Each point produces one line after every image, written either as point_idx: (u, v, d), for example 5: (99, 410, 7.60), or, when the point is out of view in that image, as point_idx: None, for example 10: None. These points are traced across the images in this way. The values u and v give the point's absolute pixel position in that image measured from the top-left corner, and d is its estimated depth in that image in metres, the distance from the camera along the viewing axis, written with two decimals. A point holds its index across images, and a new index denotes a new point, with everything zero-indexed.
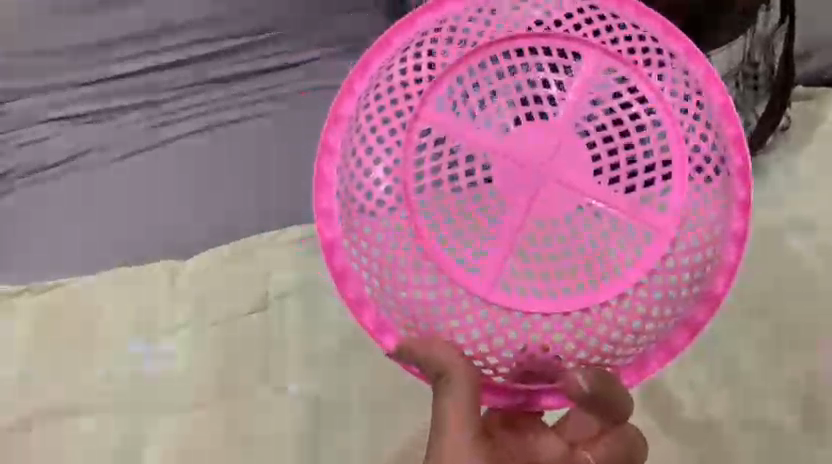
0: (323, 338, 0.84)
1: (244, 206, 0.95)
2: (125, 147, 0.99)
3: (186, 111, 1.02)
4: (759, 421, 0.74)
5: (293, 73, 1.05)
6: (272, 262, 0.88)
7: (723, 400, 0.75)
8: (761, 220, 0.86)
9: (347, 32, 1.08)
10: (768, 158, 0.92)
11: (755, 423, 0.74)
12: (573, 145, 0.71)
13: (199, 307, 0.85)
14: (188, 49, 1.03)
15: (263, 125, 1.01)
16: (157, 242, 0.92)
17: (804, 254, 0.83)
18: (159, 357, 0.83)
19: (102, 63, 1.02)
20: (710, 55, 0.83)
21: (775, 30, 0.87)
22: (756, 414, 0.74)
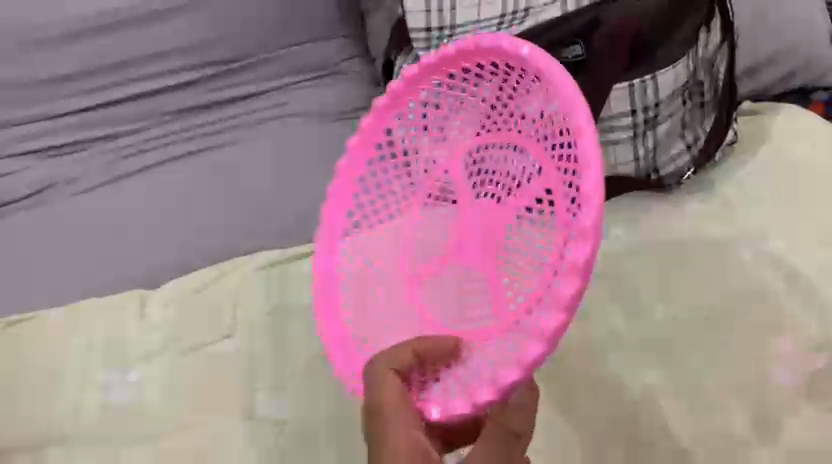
0: (291, 363, 0.85)
1: (213, 233, 0.98)
2: (99, 178, 1.03)
3: (162, 140, 1.06)
4: (716, 430, 0.76)
5: (264, 101, 1.09)
6: (241, 286, 0.90)
7: (667, 404, 0.78)
8: (713, 231, 0.89)
9: (315, 59, 1.11)
10: (717, 172, 0.95)
11: (714, 432, 0.76)
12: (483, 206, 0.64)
13: (170, 333, 0.86)
14: (163, 77, 1.07)
15: (232, 152, 1.04)
16: (129, 269, 0.95)
17: (757, 263, 0.85)
18: (129, 386, 0.83)
19: (80, 94, 1.06)
20: (654, 75, 0.87)
21: (717, 51, 0.92)
22: (716, 422, 0.76)
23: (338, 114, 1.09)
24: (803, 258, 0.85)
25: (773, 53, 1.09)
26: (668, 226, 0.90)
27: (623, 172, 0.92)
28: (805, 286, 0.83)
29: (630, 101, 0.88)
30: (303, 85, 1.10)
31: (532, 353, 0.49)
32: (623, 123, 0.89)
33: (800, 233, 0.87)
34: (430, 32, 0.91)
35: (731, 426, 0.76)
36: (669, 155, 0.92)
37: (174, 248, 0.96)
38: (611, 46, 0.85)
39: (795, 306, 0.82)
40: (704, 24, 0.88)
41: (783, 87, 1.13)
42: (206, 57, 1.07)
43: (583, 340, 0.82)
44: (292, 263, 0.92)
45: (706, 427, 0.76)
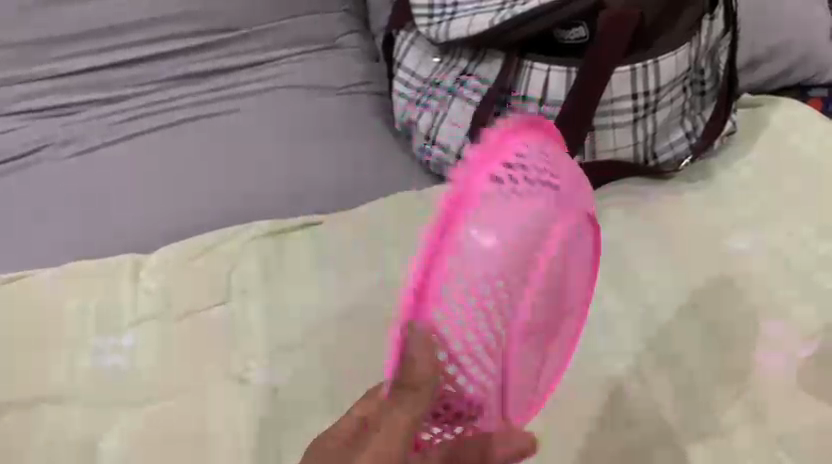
0: (287, 334, 0.84)
1: (211, 203, 0.99)
2: (91, 142, 1.05)
3: (152, 108, 1.09)
4: (701, 417, 0.73)
5: (259, 71, 1.14)
6: (237, 256, 0.90)
7: (651, 381, 0.76)
8: (709, 217, 0.90)
9: (307, 34, 1.17)
10: (715, 161, 0.96)
11: (704, 419, 0.73)
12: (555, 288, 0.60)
13: (166, 296, 0.87)
14: (160, 44, 1.12)
15: (233, 122, 1.08)
16: (129, 235, 0.95)
17: (751, 249, 0.86)
18: (123, 351, 0.83)
19: (73, 56, 1.09)
20: (656, 60, 0.85)
21: (720, 39, 0.91)
22: (707, 406, 0.74)
23: (337, 88, 1.14)
24: (799, 244, 0.86)
25: (769, 48, 1.13)
26: (667, 213, 0.90)
27: (622, 156, 0.91)
28: (801, 270, 0.83)
29: (631, 86, 0.86)
30: (296, 58, 1.16)
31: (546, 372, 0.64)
32: (623, 107, 0.87)
33: (796, 221, 0.88)
34: (430, 10, 0.99)
35: (722, 414, 0.73)
36: (666, 141, 0.93)
37: (174, 217, 0.97)
38: (613, 29, 0.81)
39: (791, 291, 0.82)
40: (706, 12, 0.87)
41: (782, 81, 1.16)
42: (204, 25, 1.13)
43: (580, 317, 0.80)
44: (288, 235, 0.93)
45: (696, 408, 0.74)
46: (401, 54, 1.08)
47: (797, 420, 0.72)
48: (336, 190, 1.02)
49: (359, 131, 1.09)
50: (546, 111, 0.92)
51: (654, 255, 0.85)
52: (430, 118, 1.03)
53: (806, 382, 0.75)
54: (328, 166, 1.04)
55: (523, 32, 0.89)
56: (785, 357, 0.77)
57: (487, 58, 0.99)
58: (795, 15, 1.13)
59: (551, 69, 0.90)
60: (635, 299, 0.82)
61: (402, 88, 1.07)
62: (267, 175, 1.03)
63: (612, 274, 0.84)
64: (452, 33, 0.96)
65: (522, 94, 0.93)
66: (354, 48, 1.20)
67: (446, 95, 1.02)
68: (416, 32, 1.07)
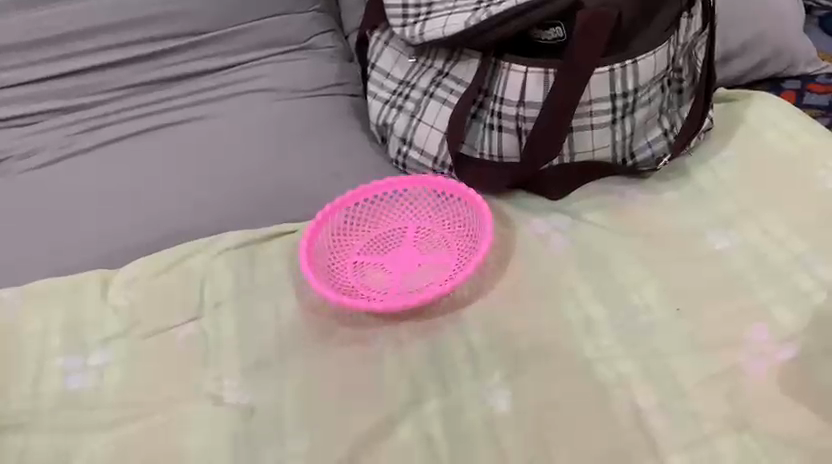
0: (260, 350, 0.80)
1: (180, 214, 0.96)
2: (53, 153, 1.02)
3: (116, 117, 1.07)
4: (693, 424, 0.70)
5: (229, 75, 1.12)
6: (209, 269, 0.88)
7: (636, 387, 0.73)
8: (683, 220, 0.88)
9: (279, 35, 1.15)
10: (692, 159, 0.95)
11: (698, 425, 0.70)
12: (412, 257, 0.89)
13: (135, 313, 0.84)
14: (124, 49, 1.09)
15: (201, 128, 1.06)
16: (97, 251, 0.92)
17: (730, 250, 0.84)
18: (90, 371, 0.80)
19: (35, 63, 1.06)
20: (635, 61, 0.83)
21: (697, 37, 0.89)
22: (701, 412, 0.70)
23: (310, 91, 1.12)
24: (775, 244, 0.83)
25: (742, 43, 1.13)
26: (645, 215, 0.89)
27: (599, 156, 0.91)
28: (777, 270, 0.81)
29: (610, 86, 0.84)
30: (267, 60, 1.14)
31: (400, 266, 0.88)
32: (602, 108, 0.86)
33: (773, 221, 0.86)
34: (404, 10, 0.96)
35: (714, 419, 0.70)
36: (646, 141, 0.92)
37: (142, 229, 0.94)
38: (592, 29, 0.79)
39: (769, 292, 0.79)
40: (685, 10, 0.85)
41: (755, 75, 1.16)
42: (170, 28, 1.10)
43: (560, 324, 0.78)
44: (260, 244, 0.91)
45: (688, 414, 0.70)
46: (375, 56, 1.06)
47: (794, 426, 0.68)
48: (308, 195, 0.99)
49: (331, 134, 1.06)
50: (525, 113, 0.89)
51: (632, 258, 0.84)
52: (406, 121, 1.01)
53: (804, 384, 0.71)
54: (299, 171, 1.01)
55: (498, 32, 0.87)
56: (777, 359, 0.73)
57: (463, 58, 0.97)
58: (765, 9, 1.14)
59: (529, 70, 0.88)
60: (612, 305, 0.79)
61: (376, 91, 1.05)
62: (235, 183, 0.99)
63: (591, 278, 0.82)
64: (428, 34, 0.94)
65: (500, 96, 0.91)
66: (326, 49, 1.18)
67: (421, 96, 1.00)
68: (390, 32, 1.05)
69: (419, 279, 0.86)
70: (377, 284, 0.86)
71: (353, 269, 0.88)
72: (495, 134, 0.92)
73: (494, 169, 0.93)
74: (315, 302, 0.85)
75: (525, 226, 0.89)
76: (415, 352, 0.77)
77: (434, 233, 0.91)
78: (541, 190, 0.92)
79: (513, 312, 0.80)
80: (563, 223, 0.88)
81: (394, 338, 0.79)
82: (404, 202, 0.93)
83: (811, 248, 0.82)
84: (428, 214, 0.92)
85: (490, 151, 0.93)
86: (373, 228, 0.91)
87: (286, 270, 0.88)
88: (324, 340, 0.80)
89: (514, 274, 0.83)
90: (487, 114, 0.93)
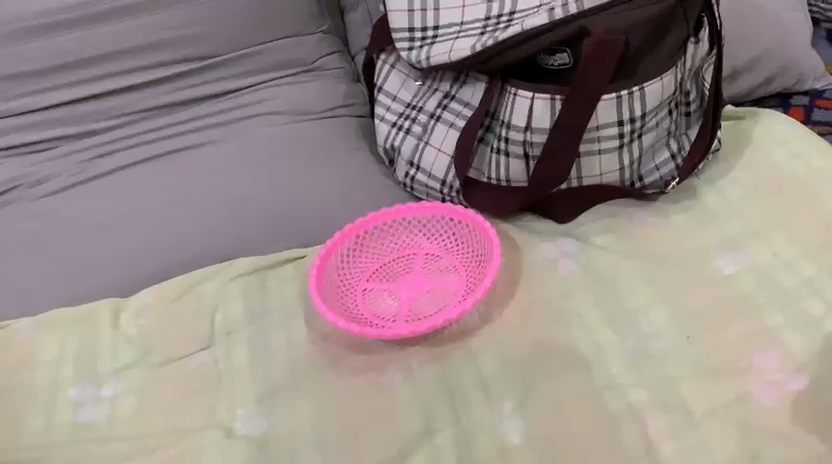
0: (271, 379, 0.80)
1: (189, 240, 0.96)
2: (65, 180, 1.03)
3: (125, 143, 1.08)
4: (707, 453, 0.69)
5: (236, 98, 1.12)
6: (219, 296, 0.88)
7: (649, 415, 0.72)
8: (694, 241, 0.87)
9: (285, 58, 1.15)
10: (700, 180, 0.95)
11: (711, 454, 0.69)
12: (423, 285, 0.90)
13: (147, 342, 0.85)
14: (133, 75, 1.10)
15: (209, 152, 1.06)
16: (108, 278, 0.92)
17: (740, 274, 0.83)
18: (102, 402, 0.80)
19: (44, 90, 1.07)
20: (641, 87, 0.83)
21: (705, 60, 0.88)
22: (714, 441, 0.70)
23: (317, 113, 1.12)
24: (786, 267, 0.83)
25: (750, 59, 1.13)
26: (652, 238, 0.88)
27: (607, 180, 0.91)
28: (788, 293, 0.80)
29: (616, 112, 0.84)
30: (274, 83, 1.14)
31: (408, 292, 0.89)
32: (609, 133, 0.86)
33: (784, 244, 0.85)
34: (411, 34, 0.97)
35: (728, 448, 0.69)
36: (654, 164, 0.92)
37: (152, 255, 0.95)
38: (598, 57, 0.79)
39: (781, 316, 0.78)
40: (692, 35, 0.84)
41: (765, 90, 1.16)
42: (178, 53, 1.10)
43: (570, 351, 0.78)
44: (270, 270, 0.91)
45: (702, 443, 0.70)
46: (382, 78, 1.06)
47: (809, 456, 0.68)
48: (316, 217, 0.99)
49: (339, 157, 1.06)
50: (531, 138, 0.89)
51: (639, 283, 0.83)
52: (413, 143, 1.01)
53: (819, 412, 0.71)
54: (306, 195, 1.01)
55: (504, 58, 0.87)
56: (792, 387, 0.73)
57: (470, 80, 0.97)
58: (771, 25, 1.14)
59: (536, 96, 0.87)
60: (621, 331, 0.79)
61: (383, 113, 1.05)
62: (243, 207, 1.00)
63: (600, 302, 0.82)
64: (435, 58, 0.94)
65: (507, 121, 0.91)
66: (333, 70, 1.18)
67: (428, 119, 1.00)
68: (397, 54, 1.05)
69: (427, 305, 0.87)
70: (386, 311, 0.87)
71: (365, 297, 0.90)
72: (503, 157, 0.92)
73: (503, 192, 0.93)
74: (324, 329, 0.85)
75: (534, 251, 0.88)
76: (424, 380, 0.77)
77: (445, 261, 0.92)
78: (549, 213, 0.92)
79: (522, 338, 0.79)
80: (570, 247, 0.88)
81: (403, 366, 0.79)
82: (416, 230, 0.94)
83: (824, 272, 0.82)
84: (440, 242, 0.94)
85: (498, 173, 0.94)
86: (385, 256, 0.93)
87: (296, 297, 0.89)
88: (334, 368, 0.80)
89: (521, 300, 0.83)
90: (494, 138, 0.93)
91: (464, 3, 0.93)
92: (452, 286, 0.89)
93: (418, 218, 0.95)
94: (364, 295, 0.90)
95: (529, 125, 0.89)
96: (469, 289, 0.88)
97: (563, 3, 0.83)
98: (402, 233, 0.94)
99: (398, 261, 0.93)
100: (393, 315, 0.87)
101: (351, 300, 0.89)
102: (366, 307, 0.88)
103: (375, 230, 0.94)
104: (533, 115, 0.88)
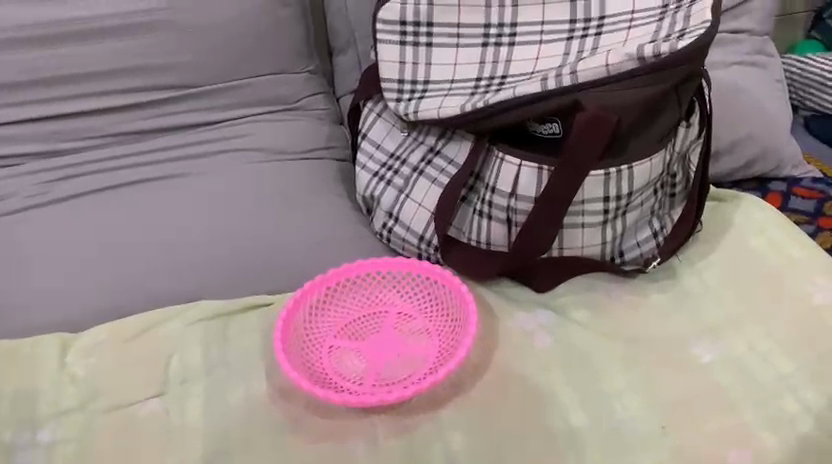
0: (225, 438, 0.76)
1: (151, 277, 0.92)
2: (22, 201, 0.99)
3: (93, 166, 1.04)
4: None
5: (216, 130, 1.09)
6: (178, 341, 0.84)
7: None
8: (671, 324, 0.86)
9: (269, 94, 1.12)
10: (680, 261, 0.94)
11: None
12: (393, 345, 0.87)
13: (94, 385, 0.79)
14: (107, 97, 1.05)
15: (181, 186, 1.02)
16: (60, 311, 0.88)
17: (715, 364, 0.82)
18: (38, 449, 0.75)
19: (12, 104, 1.03)
20: (631, 166, 0.82)
21: (693, 143, 0.88)
22: None
23: (298, 153, 1.09)
24: (761, 361, 0.82)
25: (732, 141, 1.14)
26: (628, 316, 0.87)
27: (588, 253, 0.89)
28: (762, 391, 0.79)
29: (604, 188, 0.83)
30: (255, 119, 1.11)
31: (378, 352, 0.86)
32: (594, 208, 0.85)
33: (760, 336, 0.84)
34: (400, 85, 0.95)
35: None
36: (636, 240, 0.91)
37: (110, 290, 0.90)
38: (590, 133, 0.78)
39: (754, 414, 0.77)
40: (684, 119, 0.85)
41: (743, 174, 1.17)
42: (158, 80, 1.06)
43: (542, 432, 0.76)
44: (234, 315, 0.87)
45: None
46: (367, 126, 1.04)
47: None
48: (287, 264, 0.95)
49: (317, 201, 1.03)
50: (516, 205, 0.88)
51: (616, 366, 0.82)
52: (393, 195, 0.98)
53: None
54: (279, 239, 0.97)
55: (493, 122, 0.86)
56: None
57: (456, 137, 0.95)
58: (753, 108, 1.16)
59: (522, 163, 0.86)
60: (594, 415, 0.77)
61: (365, 161, 1.03)
62: (212, 247, 0.96)
63: (573, 383, 0.80)
64: (423, 113, 0.92)
65: (491, 184, 0.89)
66: (317, 110, 1.16)
67: (411, 173, 0.98)
68: (384, 104, 1.03)
69: (398, 369, 0.84)
70: (353, 372, 0.84)
71: (331, 353, 0.86)
72: (485, 221, 0.90)
73: (482, 256, 0.91)
74: (287, 386, 0.81)
75: (510, 319, 0.87)
76: (389, 451, 0.75)
77: (417, 321, 0.89)
78: (527, 280, 0.91)
79: (494, 414, 0.77)
80: (546, 319, 0.86)
81: (368, 434, 0.76)
82: (389, 285, 0.92)
83: (799, 369, 0.81)
84: (413, 300, 0.91)
85: (478, 236, 0.92)
86: (355, 309, 0.90)
87: (259, 348, 0.85)
88: (295, 431, 0.77)
89: (496, 373, 0.81)
90: (477, 199, 0.91)
91: (456, 60, 0.92)
92: (423, 350, 0.86)
93: (392, 273, 0.92)
94: (330, 352, 0.86)
95: (513, 192, 0.87)
96: (441, 356, 0.85)
97: (557, 74, 0.82)
98: (375, 287, 0.91)
99: (368, 315, 0.90)
100: (359, 376, 0.84)
101: (319, 354, 0.86)
102: (332, 366, 0.85)
103: (348, 283, 0.91)
104: (518, 182, 0.86)
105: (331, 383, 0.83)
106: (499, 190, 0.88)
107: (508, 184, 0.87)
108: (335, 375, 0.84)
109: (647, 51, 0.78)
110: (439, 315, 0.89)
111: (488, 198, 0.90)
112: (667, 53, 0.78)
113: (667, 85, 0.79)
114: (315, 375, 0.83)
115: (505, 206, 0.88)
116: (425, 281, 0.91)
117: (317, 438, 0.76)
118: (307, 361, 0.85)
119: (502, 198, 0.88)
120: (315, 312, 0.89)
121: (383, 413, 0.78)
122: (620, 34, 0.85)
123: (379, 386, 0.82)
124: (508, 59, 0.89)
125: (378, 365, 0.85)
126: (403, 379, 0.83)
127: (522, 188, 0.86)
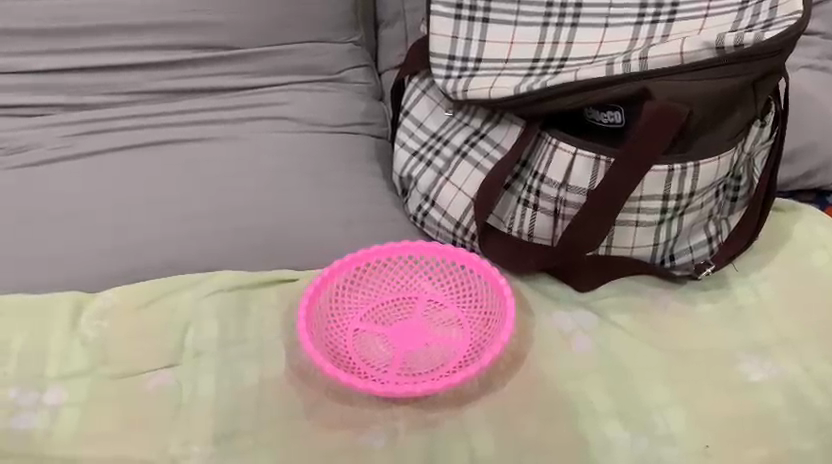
0: (237, 418, 0.71)
1: (171, 244, 0.88)
2: (47, 152, 0.95)
3: (120, 123, 0.99)
4: None
5: (250, 96, 1.04)
6: (195, 311, 0.79)
7: None
8: (723, 339, 0.80)
9: (308, 63, 1.06)
10: (734, 272, 0.87)
11: None
12: (420, 333, 0.82)
13: (105, 350, 0.76)
14: (142, 53, 1.01)
15: (210, 150, 0.98)
16: (76, 270, 0.84)
17: (766, 385, 0.76)
18: (41, 410, 0.71)
19: (43, 53, 0.99)
20: (696, 164, 0.77)
21: (762, 145, 0.83)
22: None
23: (332, 126, 1.03)
24: (816, 386, 0.75)
25: (793, 148, 1.05)
26: (671, 323, 0.81)
27: (637, 254, 0.84)
28: (816, 418, 0.73)
29: (665, 186, 0.78)
30: (291, 87, 1.06)
31: (404, 341, 0.81)
32: (652, 206, 0.80)
33: (816, 358, 0.78)
34: (451, 62, 0.89)
35: None
36: (688, 244, 0.85)
37: (130, 252, 0.86)
38: (659, 125, 0.73)
39: (806, 442, 0.71)
40: (757, 118, 0.81)
41: (803, 184, 1.07)
42: (195, 39, 1.02)
43: (576, 441, 0.70)
44: (256, 289, 0.82)
45: None
46: (409, 102, 0.99)
47: None
48: (316, 241, 0.90)
49: (349, 177, 0.97)
50: (566, 197, 0.82)
51: (657, 379, 0.76)
52: (432, 177, 0.92)
53: None
54: (306, 215, 0.92)
55: (549, 106, 0.80)
56: None
57: (503, 121, 0.89)
58: (821, 114, 1.07)
59: (577, 152, 0.80)
60: (634, 428, 0.72)
61: (404, 139, 0.97)
62: (239, 216, 0.91)
63: (612, 390, 0.75)
64: (473, 92, 0.86)
65: (540, 172, 0.83)
66: (357, 83, 1.10)
67: (452, 155, 0.92)
68: (430, 80, 0.97)
69: (424, 360, 0.79)
70: (377, 359, 0.79)
71: (355, 337, 0.82)
72: (530, 211, 0.85)
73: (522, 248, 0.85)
74: (305, 368, 0.76)
75: (547, 318, 0.81)
76: (409, 447, 0.70)
77: (448, 310, 0.84)
78: (569, 279, 0.84)
79: (525, 418, 0.72)
80: (588, 321, 0.81)
81: (389, 426, 0.71)
82: (420, 270, 0.86)
83: None
84: (445, 288, 0.86)
85: (520, 226, 0.86)
86: (383, 293, 0.85)
87: (278, 325, 0.80)
88: (311, 417, 0.72)
89: (529, 373, 0.76)
90: (522, 187, 0.85)
91: (513, 39, 0.86)
92: (452, 341, 0.81)
93: (424, 258, 0.87)
94: (353, 336, 0.82)
95: (564, 181, 0.82)
96: (471, 351, 0.80)
97: (624, 59, 0.76)
98: (406, 270, 0.86)
99: (396, 300, 0.85)
100: (382, 363, 0.79)
101: (343, 338, 0.81)
102: (354, 350, 0.80)
103: (377, 264, 0.86)
104: (571, 171, 0.81)
105: (353, 370, 0.78)
106: (549, 180, 0.82)
107: (559, 173, 0.82)
108: (357, 361, 0.79)
109: (729, 40, 0.72)
110: (471, 306, 0.84)
111: (535, 187, 0.84)
112: (751, 43, 0.72)
113: (747, 78, 0.75)
114: (336, 359, 0.79)
115: (553, 196, 0.83)
116: (460, 269, 0.86)
117: (337, 427, 0.71)
118: (329, 345, 0.80)
119: (551, 188, 0.82)
120: (338, 293, 0.84)
121: (406, 406, 0.73)
122: (694, 22, 0.80)
123: (405, 377, 0.77)
124: (570, 40, 0.83)
125: (403, 354, 0.80)
126: (430, 372, 0.78)
127: (575, 179, 0.81)
